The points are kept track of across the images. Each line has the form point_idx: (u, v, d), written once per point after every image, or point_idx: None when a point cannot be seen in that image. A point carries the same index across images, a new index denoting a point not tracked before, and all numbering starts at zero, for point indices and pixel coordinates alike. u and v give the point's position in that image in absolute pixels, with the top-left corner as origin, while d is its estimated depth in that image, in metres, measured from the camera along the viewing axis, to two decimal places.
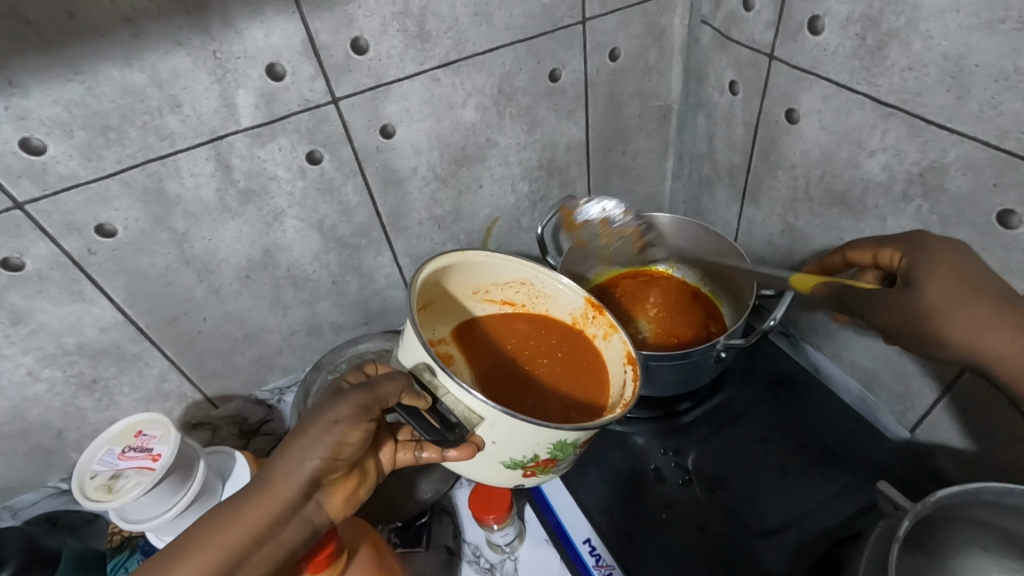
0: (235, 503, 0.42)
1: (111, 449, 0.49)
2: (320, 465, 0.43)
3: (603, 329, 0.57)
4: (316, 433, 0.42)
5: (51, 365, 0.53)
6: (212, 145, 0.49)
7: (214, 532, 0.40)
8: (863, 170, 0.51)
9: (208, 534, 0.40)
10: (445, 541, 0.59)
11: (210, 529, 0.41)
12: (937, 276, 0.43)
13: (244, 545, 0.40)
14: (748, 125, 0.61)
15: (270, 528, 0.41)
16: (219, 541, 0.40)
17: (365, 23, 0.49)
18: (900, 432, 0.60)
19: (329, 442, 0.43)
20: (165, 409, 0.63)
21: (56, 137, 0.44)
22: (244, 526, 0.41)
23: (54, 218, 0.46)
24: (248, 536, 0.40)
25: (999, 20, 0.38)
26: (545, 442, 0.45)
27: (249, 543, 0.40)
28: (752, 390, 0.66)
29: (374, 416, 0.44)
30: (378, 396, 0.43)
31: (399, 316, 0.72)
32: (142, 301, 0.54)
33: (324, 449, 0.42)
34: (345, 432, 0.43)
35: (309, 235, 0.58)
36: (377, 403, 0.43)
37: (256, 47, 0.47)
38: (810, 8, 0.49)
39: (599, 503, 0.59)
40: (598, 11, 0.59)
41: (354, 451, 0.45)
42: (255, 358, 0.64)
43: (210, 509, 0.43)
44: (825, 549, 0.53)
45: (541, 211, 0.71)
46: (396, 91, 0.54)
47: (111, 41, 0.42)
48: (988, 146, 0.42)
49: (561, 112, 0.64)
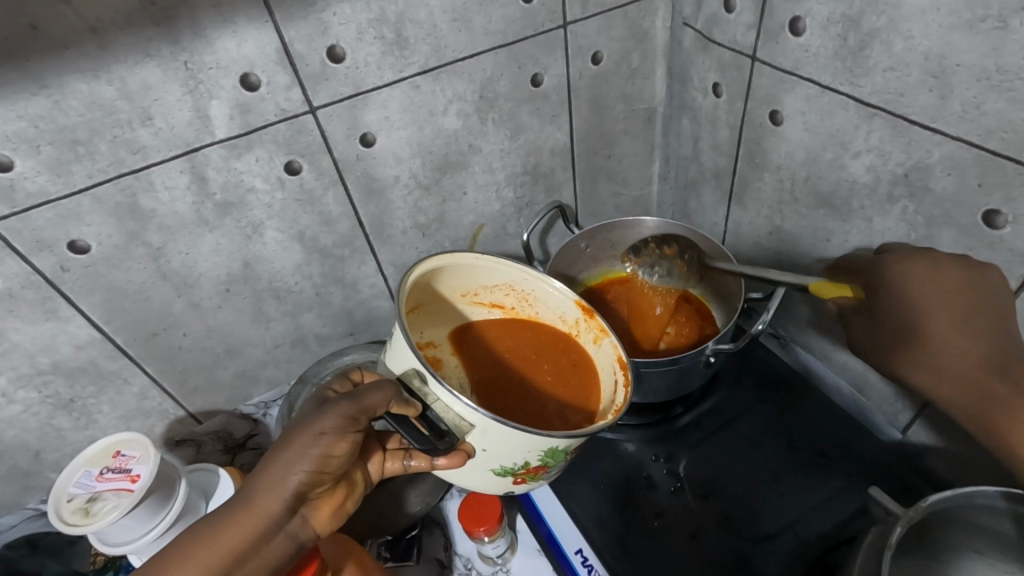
0: (215, 521, 0.41)
1: (89, 471, 0.48)
2: (305, 479, 0.42)
3: (595, 332, 0.56)
4: (300, 446, 0.41)
5: (27, 386, 0.52)
6: (187, 157, 0.48)
7: (194, 549, 0.39)
8: (848, 171, 0.51)
9: (187, 551, 0.39)
10: (436, 554, 0.58)
11: (191, 545, 0.40)
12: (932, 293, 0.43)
13: (225, 564, 0.39)
14: (732, 127, 0.60)
15: (253, 544, 0.40)
16: (199, 559, 0.39)
17: (341, 30, 0.48)
18: (891, 433, 0.60)
19: (314, 455, 0.41)
20: (146, 427, 0.61)
21: (24, 152, 0.42)
22: (227, 543, 0.40)
23: (25, 234, 0.45)
24: (229, 555, 0.39)
25: (980, 18, 0.38)
26: (536, 449, 0.45)
27: (231, 560, 0.39)
28: (742, 395, 0.65)
29: (361, 427, 0.43)
30: (365, 406, 0.42)
31: (385, 326, 0.70)
32: (119, 317, 0.53)
33: (309, 463, 0.41)
34: (331, 444, 0.42)
35: (290, 247, 0.57)
36: (364, 413, 0.43)
37: (229, 57, 0.46)
38: (791, 9, 0.49)
39: (591, 511, 0.58)
40: (579, 15, 0.58)
41: (340, 464, 0.43)
42: (238, 373, 0.63)
43: (193, 524, 0.41)
44: (819, 555, 0.53)
45: (527, 217, 0.71)
46: (375, 99, 0.53)
47: (77, 54, 0.41)
48: (972, 146, 0.42)
49: (544, 117, 0.63)
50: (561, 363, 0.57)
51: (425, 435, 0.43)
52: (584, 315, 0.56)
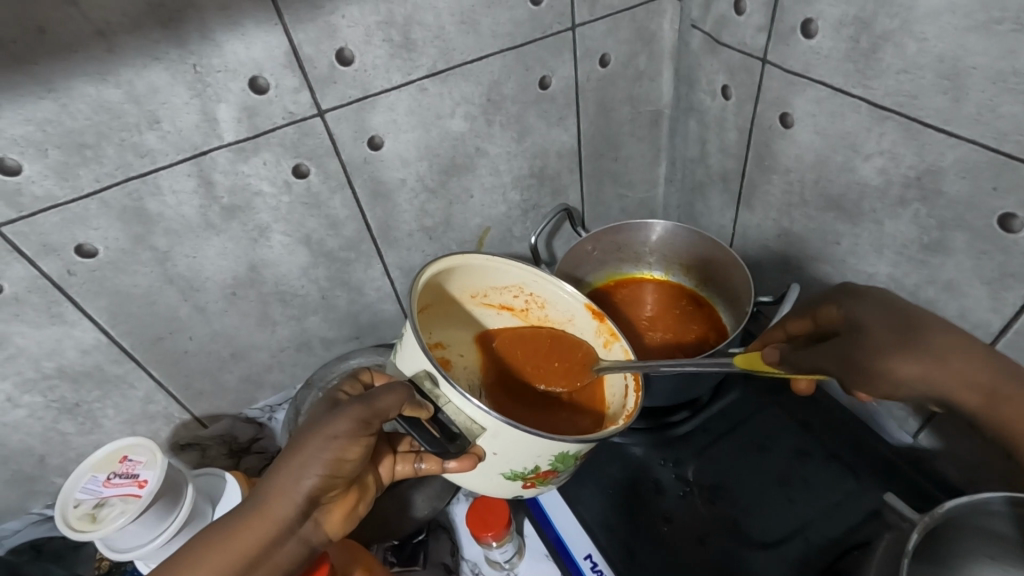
0: (227, 524, 0.40)
1: (95, 476, 0.48)
2: (318, 483, 0.41)
3: (604, 336, 0.56)
4: (312, 450, 0.41)
5: (32, 390, 0.51)
6: (194, 161, 0.48)
7: (208, 553, 0.39)
8: (859, 174, 0.51)
9: (202, 554, 0.39)
10: (443, 559, 0.57)
11: (203, 549, 0.40)
12: (888, 332, 0.41)
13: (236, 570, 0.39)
14: (741, 129, 0.60)
15: (265, 548, 0.40)
16: (213, 565, 0.39)
17: (349, 33, 0.48)
18: (901, 437, 0.59)
19: (328, 458, 0.41)
20: (151, 431, 0.61)
21: (31, 155, 0.42)
22: (239, 548, 0.40)
23: (31, 239, 0.45)
24: (241, 559, 0.39)
25: (995, 21, 0.38)
26: (547, 454, 0.44)
27: (244, 565, 0.39)
28: (751, 398, 0.65)
29: (374, 430, 0.43)
30: (377, 409, 0.41)
31: (390, 329, 0.70)
32: (126, 321, 0.52)
33: (322, 466, 0.41)
34: (344, 447, 0.42)
35: (296, 250, 0.57)
36: (377, 417, 0.42)
37: (237, 60, 0.45)
38: (802, 11, 0.49)
39: (599, 517, 0.58)
40: (587, 16, 0.58)
41: (353, 467, 0.43)
42: (243, 376, 0.63)
43: (204, 528, 0.41)
44: (829, 561, 0.52)
45: (532, 220, 0.70)
46: (383, 102, 0.53)
47: (86, 57, 0.41)
48: (986, 149, 0.42)
49: (551, 119, 0.63)
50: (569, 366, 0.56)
51: (437, 439, 0.43)
52: (595, 318, 0.56)
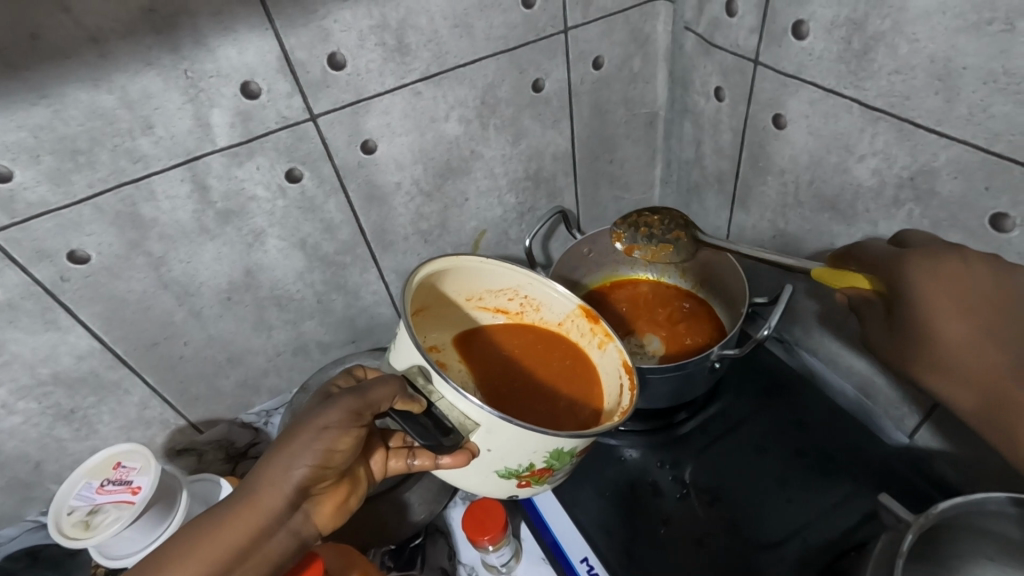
0: (216, 515, 0.41)
1: (88, 483, 0.48)
2: (308, 474, 0.41)
3: (600, 337, 0.55)
4: (303, 440, 0.41)
5: (27, 397, 0.51)
6: (188, 166, 0.48)
7: (195, 544, 0.39)
8: (853, 175, 0.51)
9: (189, 546, 0.39)
10: (440, 562, 0.58)
11: (191, 542, 0.39)
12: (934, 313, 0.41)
13: (227, 559, 0.39)
14: (735, 131, 0.60)
15: (254, 540, 0.40)
16: (200, 556, 0.39)
17: (342, 38, 0.48)
18: (900, 438, 0.59)
19: (318, 449, 0.41)
20: (147, 437, 0.61)
21: (24, 162, 0.42)
22: (228, 540, 0.40)
23: (24, 246, 0.45)
24: (230, 552, 0.39)
25: (985, 22, 0.38)
26: (542, 451, 0.44)
27: (232, 557, 0.39)
28: (750, 400, 0.65)
29: (365, 423, 0.43)
30: (370, 401, 0.41)
31: (387, 333, 0.70)
32: (120, 327, 0.52)
33: (313, 457, 0.41)
34: (335, 438, 0.42)
35: (292, 255, 0.57)
36: (369, 409, 0.42)
37: (230, 65, 0.45)
38: (794, 12, 0.49)
39: (596, 519, 0.58)
40: (580, 19, 0.58)
41: (343, 460, 0.43)
42: (239, 382, 0.63)
43: (195, 517, 0.41)
44: (828, 560, 0.52)
45: (528, 223, 0.70)
46: (377, 106, 0.53)
47: (78, 63, 0.41)
48: (978, 149, 0.42)
49: (545, 122, 0.63)
50: (565, 366, 0.56)
51: (430, 431, 0.41)
52: (588, 319, 0.56)
